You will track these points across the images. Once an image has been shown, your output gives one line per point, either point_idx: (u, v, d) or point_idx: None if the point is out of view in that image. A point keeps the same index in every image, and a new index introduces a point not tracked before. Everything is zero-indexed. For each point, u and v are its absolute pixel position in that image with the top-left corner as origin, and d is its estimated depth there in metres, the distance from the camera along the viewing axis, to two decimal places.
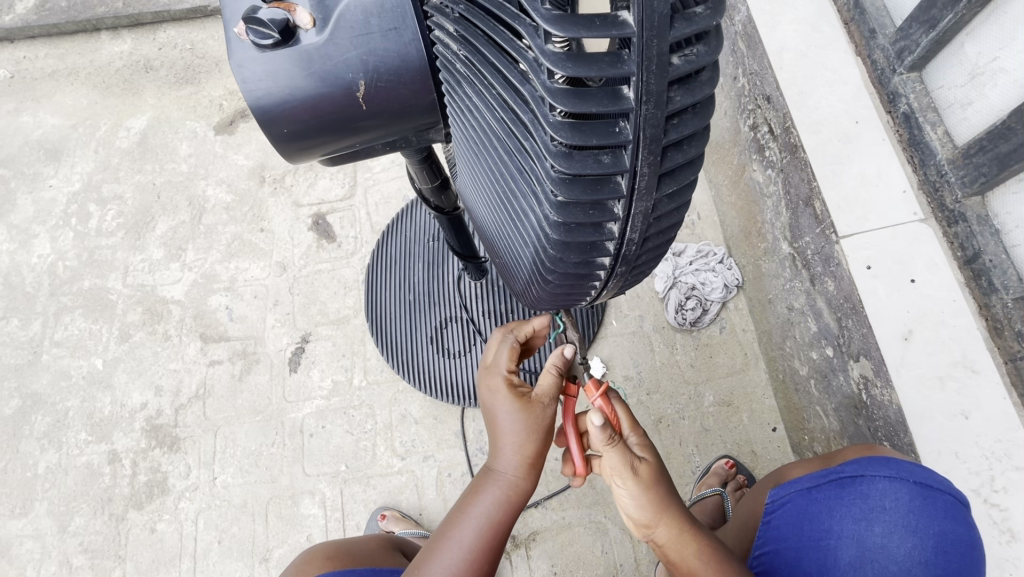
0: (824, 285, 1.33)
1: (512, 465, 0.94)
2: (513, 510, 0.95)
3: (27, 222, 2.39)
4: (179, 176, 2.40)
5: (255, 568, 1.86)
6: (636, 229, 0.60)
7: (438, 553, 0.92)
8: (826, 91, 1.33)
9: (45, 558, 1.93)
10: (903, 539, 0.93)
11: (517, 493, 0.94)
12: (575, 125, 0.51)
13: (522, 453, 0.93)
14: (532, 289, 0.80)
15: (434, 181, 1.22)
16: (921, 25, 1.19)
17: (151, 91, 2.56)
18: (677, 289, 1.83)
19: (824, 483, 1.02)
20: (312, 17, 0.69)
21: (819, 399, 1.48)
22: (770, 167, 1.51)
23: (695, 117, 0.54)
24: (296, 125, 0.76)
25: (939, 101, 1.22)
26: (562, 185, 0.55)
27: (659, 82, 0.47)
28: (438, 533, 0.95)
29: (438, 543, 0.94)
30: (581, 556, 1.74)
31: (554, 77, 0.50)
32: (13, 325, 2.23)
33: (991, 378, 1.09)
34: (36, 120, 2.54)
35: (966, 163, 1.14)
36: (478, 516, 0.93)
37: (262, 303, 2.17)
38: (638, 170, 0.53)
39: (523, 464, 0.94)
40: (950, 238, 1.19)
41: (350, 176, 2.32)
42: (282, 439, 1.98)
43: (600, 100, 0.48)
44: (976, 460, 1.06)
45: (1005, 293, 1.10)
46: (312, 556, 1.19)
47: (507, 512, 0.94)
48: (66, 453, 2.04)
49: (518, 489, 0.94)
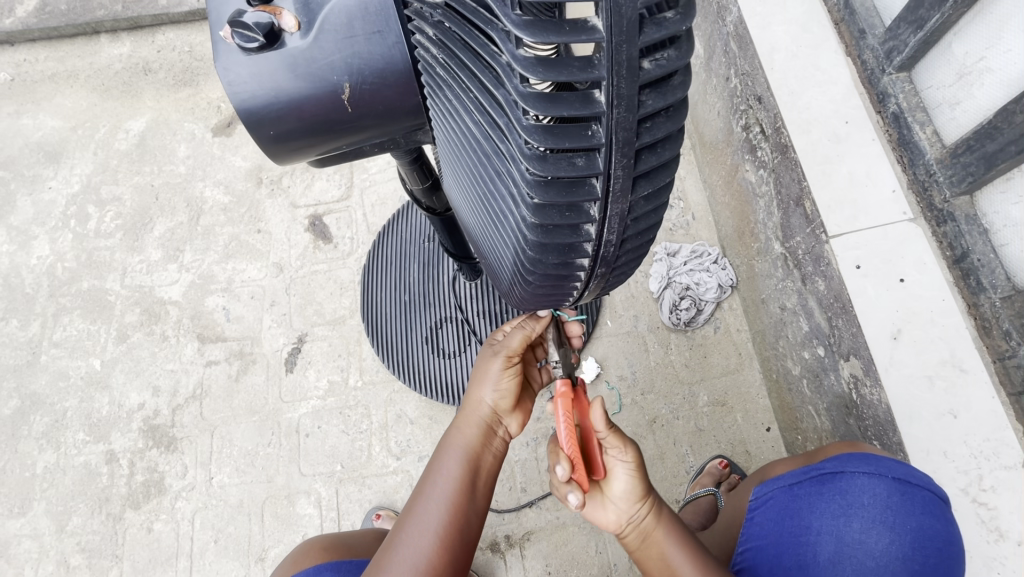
0: (815, 284, 1.34)
1: (469, 416, 1.05)
2: (476, 463, 1.01)
3: (27, 223, 2.41)
4: (177, 178, 2.41)
5: (251, 568, 1.87)
6: (613, 231, 0.60)
7: (414, 513, 0.95)
8: (816, 91, 1.33)
9: (44, 558, 1.94)
10: (881, 535, 0.92)
11: (476, 442, 1.03)
12: (548, 129, 0.52)
13: (478, 400, 1.06)
14: (516, 291, 0.81)
15: (426, 181, 1.23)
16: (909, 25, 1.19)
17: (150, 93, 2.57)
18: (671, 289, 1.83)
19: (805, 480, 1.03)
20: (297, 21, 0.70)
21: (812, 399, 1.48)
22: (762, 167, 1.51)
23: (668, 120, 0.54)
24: (283, 128, 0.76)
25: (927, 101, 1.22)
26: (538, 188, 0.55)
27: (630, 87, 0.48)
28: (411, 499, 0.99)
29: (411, 507, 0.97)
30: (575, 556, 1.74)
31: (528, 81, 0.50)
32: (12, 325, 2.25)
33: (979, 378, 1.09)
34: (36, 122, 2.56)
35: (953, 163, 1.14)
36: (447, 468, 0.99)
37: (259, 303, 2.18)
38: (612, 173, 0.54)
39: (478, 415, 1.05)
40: (939, 237, 1.19)
41: (346, 177, 2.33)
42: (279, 439, 1.99)
43: (572, 104, 0.49)
44: (964, 459, 1.06)
45: (994, 292, 1.11)
46: (308, 547, 1.19)
47: (470, 464, 1.00)
48: (65, 453, 2.06)
49: (474, 439, 1.03)
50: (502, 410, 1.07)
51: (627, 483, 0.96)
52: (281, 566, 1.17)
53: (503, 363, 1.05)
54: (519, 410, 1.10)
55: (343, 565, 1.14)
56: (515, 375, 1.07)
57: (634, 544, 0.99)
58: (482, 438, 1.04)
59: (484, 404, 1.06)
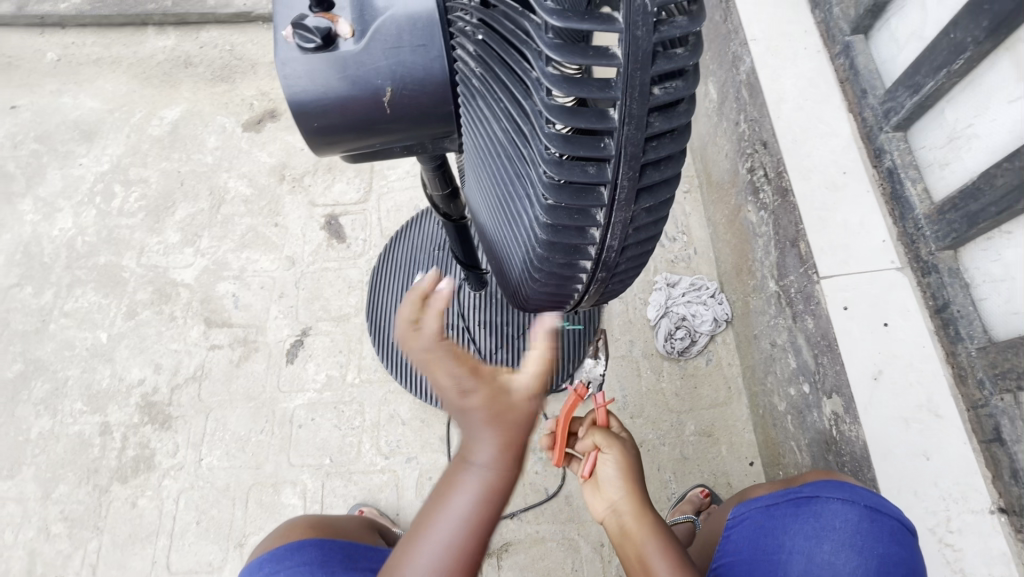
0: (805, 322, 1.40)
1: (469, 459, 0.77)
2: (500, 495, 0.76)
3: (53, 195, 2.50)
4: (203, 167, 2.51)
5: (229, 553, 1.88)
6: (615, 237, 0.66)
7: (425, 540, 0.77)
8: (819, 141, 1.43)
9: (25, 522, 1.96)
10: (849, 557, 0.97)
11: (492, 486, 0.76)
12: (566, 138, 0.58)
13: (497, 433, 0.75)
14: (522, 289, 0.87)
15: (445, 188, 1.30)
16: (906, 89, 1.28)
17: (188, 85, 2.70)
18: (668, 318, 1.90)
19: (782, 502, 1.07)
20: (352, 28, 0.78)
21: (795, 435, 1.52)
22: (763, 209, 1.59)
23: (672, 141, 0.61)
24: (326, 121, 0.84)
25: (920, 160, 1.30)
26: (552, 189, 0.62)
27: (640, 108, 0.54)
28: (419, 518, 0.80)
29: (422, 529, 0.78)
30: (551, 572, 1.76)
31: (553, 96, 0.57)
32: (26, 292, 2.32)
33: (953, 424, 1.15)
34: (75, 102, 2.68)
35: (940, 218, 1.21)
36: (460, 502, 0.76)
37: (268, 293, 2.24)
38: (619, 183, 0.60)
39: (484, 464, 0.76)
40: (924, 287, 1.26)
41: (366, 181, 2.42)
42: (271, 427, 2.03)
43: (589, 117, 0.56)
44: (933, 500, 1.11)
45: (970, 342, 1.16)
46: (293, 524, 1.23)
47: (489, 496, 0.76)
48: (60, 420, 2.09)
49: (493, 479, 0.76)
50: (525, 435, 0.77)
51: (614, 470, 1.07)
52: (270, 535, 1.21)
53: (497, 408, 0.74)
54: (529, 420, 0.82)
55: (324, 542, 1.17)
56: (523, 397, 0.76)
57: (614, 534, 1.07)
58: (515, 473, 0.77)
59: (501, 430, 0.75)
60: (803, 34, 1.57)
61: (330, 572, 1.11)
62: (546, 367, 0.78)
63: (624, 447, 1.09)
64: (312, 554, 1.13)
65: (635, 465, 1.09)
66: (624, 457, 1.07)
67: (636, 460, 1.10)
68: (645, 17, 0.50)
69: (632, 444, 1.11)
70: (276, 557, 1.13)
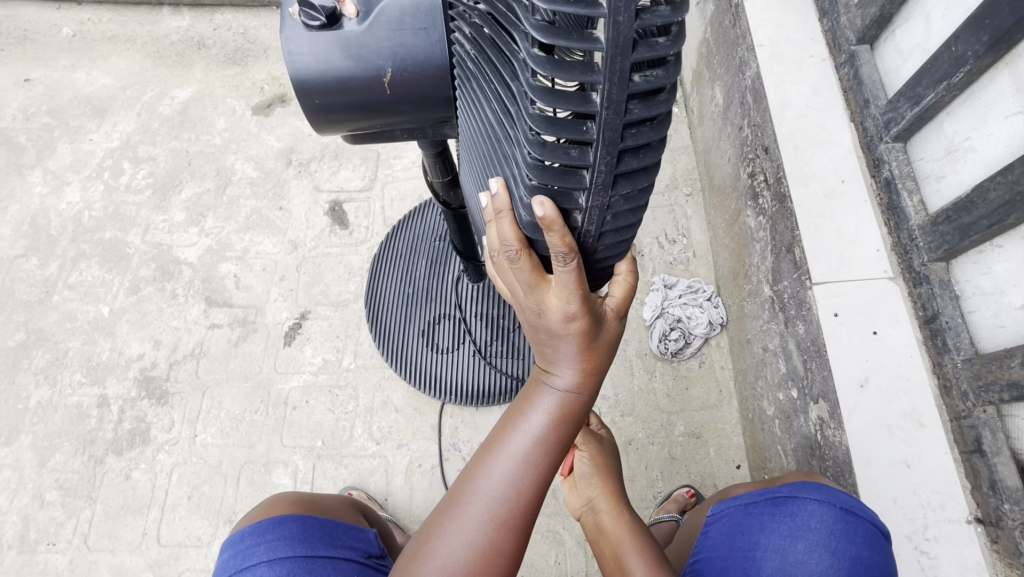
0: (796, 327, 1.41)
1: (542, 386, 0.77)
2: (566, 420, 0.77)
3: (63, 169, 2.53)
4: (212, 148, 2.53)
5: (218, 529, 1.91)
6: (594, 222, 0.66)
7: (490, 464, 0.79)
8: (819, 149, 1.44)
9: (20, 489, 1.99)
10: (821, 558, 0.97)
11: (538, 450, 0.77)
12: (549, 119, 0.58)
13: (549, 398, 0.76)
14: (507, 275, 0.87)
15: (446, 176, 1.32)
16: (907, 100, 1.28)
17: (200, 66, 2.72)
18: (663, 319, 1.91)
19: (760, 501, 1.10)
20: (357, 9, 0.79)
21: (781, 439, 1.54)
22: (762, 214, 1.60)
23: (651, 130, 0.61)
24: (328, 98, 0.86)
25: (918, 171, 1.30)
26: (535, 170, 0.62)
27: (620, 93, 0.55)
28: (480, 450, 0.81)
29: (485, 456, 0.80)
30: (534, 563, 1.78)
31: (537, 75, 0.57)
32: (31, 263, 2.35)
33: (936, 434, 1.17)
34: (89, 78, 2.71)
35: (933, 230, 1.22)
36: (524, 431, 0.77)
37: (269, 276, 2.26)
38: (598, 168, 0.61)
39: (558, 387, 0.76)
40: (914, 298, 1.27)
41: (371, 170, 2.44)
42: (266, 408, 2.05)
43: (570, 100, 0.56)
44: (912, 508, 1.12)
45: (956, 354, 1.17)
46: (277, 500, 1.25)
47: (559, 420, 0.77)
48: (59, 391, 2.13)
49: (541, 441, 0.77)
50: (576, 401, 0.76)
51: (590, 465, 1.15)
52: (254, 509, 1.23)
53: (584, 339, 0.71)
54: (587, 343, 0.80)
55: (308, 519, 1.20)
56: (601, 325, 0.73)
57: (591, 532, 1.12)
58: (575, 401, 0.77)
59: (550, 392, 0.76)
60: (810, 41, 1.58)
61: (310, 548, 1.13)
62: (630, 292, 0.76)
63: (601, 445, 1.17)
64: (293, 530, 1.15)
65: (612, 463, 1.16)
66: (601, 453, 1.16)
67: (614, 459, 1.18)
68: (629, 4, 0.49)
69: (610, 444, 1.19)
70: (257, 531, 1.14)
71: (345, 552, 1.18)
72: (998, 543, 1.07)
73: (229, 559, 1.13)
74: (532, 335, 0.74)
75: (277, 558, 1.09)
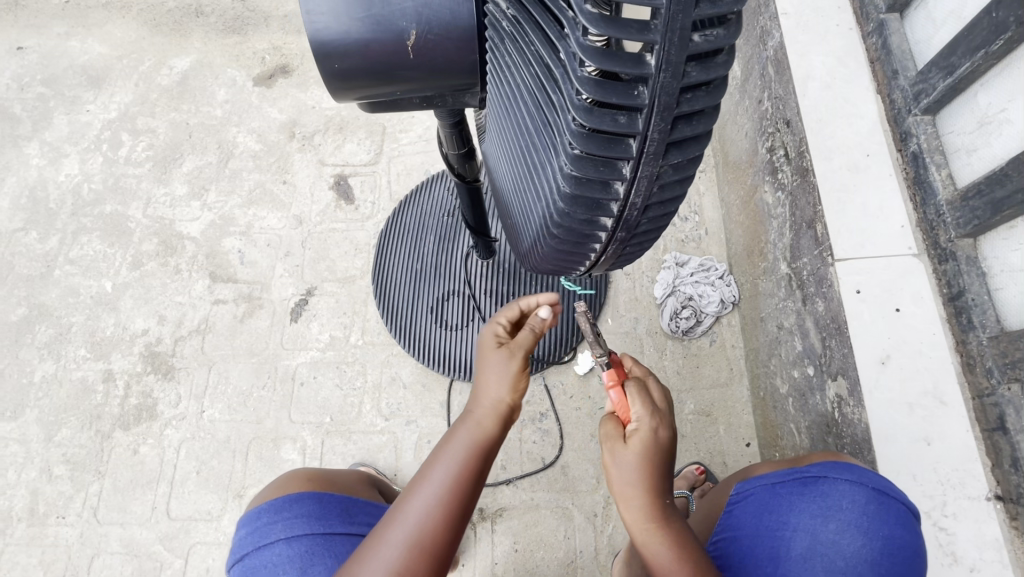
0: (815, 305, 1.39)
1: (482, 413, 0.95)
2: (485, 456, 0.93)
3: (60, 141, 2.47)
4: (213, 120, 2.47)
5: (228, 503, 1.91)
6: (640, 194, 0.62)
7: (421, 489, 0.89)
8: (843, 123, 1.40)
9: (28, 463, 1.99)
10: (854, 537, 1.02)
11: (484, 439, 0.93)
12: (599, 82, 0.54)
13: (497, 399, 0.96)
14: (537, 251, 0.83)
15: (462, 148, 1.28)
16: (940, 70, 1.24)
17: (199, 35, 2.63)
18: (675, 297, 1.89)
19: (788, 481, 1.13)
20: None
21: (795, 417, 1.53)
22: (781, 190, 1.57)
23: (707, 95, 0.56)
24: (350, 62, 0.79)
25: (947, 145, 1.27)
26: (579, 138, 0.57)
27: (678, 54, 0.50)
28: (408, 485, 0.91)
29: (414, 487, 0.89)
30: (544, 538, 1.79)
31: (587, 34, 0.52)
32: (31, 237, 2.30)
33: (957, 411, 1.16)
34: (84, 46, 2.62)
35: (962, 205, 1.19)
36: (444, 473, 0.89)
37: (274, 251, 2.23)
38: (648, 136, 0.56)
39: (492, 414, 0.95)
40: (939, 274, 1.25)
41: (377, 144, 2.38)
42: (273, 383, 2.04)
43: (623, 61, 0.51)
44: (932, 485, 1.12)
45: (982, 331, 1.16)
46: (294, 475, 1.25)
47: (480, 455, 0.92)
48: (64, 365, 2.11)
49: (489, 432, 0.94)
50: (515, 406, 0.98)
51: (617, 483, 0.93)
52: (269, 486, 1.22)
53: (520, 363, 0.99)
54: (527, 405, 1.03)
55: (324, 494, 1.19)
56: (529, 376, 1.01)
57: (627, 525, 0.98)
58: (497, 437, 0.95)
59: (495, 400, 0.96)
60: (836, 10, 1.53)
61: (327, 525, 1.13)
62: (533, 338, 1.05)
63: (628, 458, 0.91)
64: (309, 507, 1.15)
65: (650, 471, 0.91)
66: (629, 469, 0.91)
67: (651, 469, 0.91)
68: None
69: (647, 449, 0.92)
70: (274, 507, 1.15)
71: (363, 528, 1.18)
72: (1017, 520, 1.07)
73: (246, 536, 1.14)
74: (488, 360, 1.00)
75: (294, 536, 1.10)
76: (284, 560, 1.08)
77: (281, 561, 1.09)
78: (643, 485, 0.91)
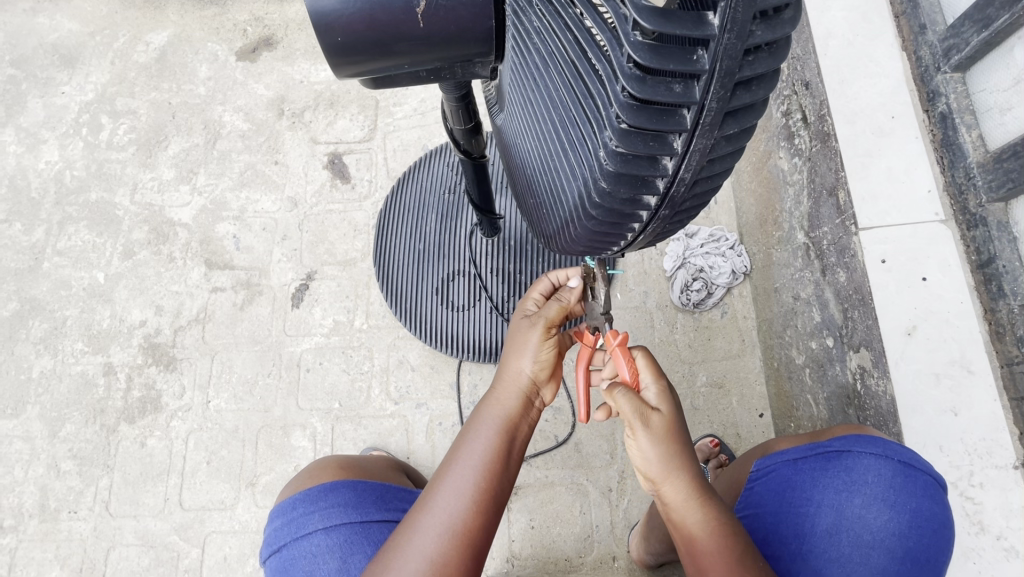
0: (835, 276, 1.37)
1: (505, 387, 0.97)
2: (512, 431, 0.93)
3: (36, 126, 2.34)
4: (196, 99, 2.35)
5: (241, 492, 1.90)
6: (690, 169, 0.57)
7: (448, 477, 0.87)
8: (867, 82, 1.34)
9: (34, 460, 1.96)
10: (880, 511, 1.02)
11: (514, 420, 0.94)
12: (654, 46, 0.47)
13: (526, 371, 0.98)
14: (566, 231, 0.77)
15: (468, 123, 1.20)
16: (973, 24, 1.18)
17: (174, 7, 2.49)
18: (685, 269, 1.84)
19: (811, 456, 1.12)
20: None
21: (811, 388, 1.52)
22: (797, 156, 1.52)
23: (769, 57, 0.50)
24: (353, 35, 0.67)
25: (977, 105, 1.22)
26: (628, 110, 0.51)
27: (746, 10, 0.44)
28: (435, 474, 0.89)
29: (442, 476, 0.88)
30: (559, 514, 1.80)
31: None
32: (15, 229, 2.22)
33: (985, 380, 1.14)
34: (53, 23, 2.47)
35: (995, 168, 1.15)
36: (472, 453, 0.89)
37: (270, 235, 2.15)
38: (706, 105, 0.50)
39: (516, 386, 0.97)
40: (967, 241, 1.22)
41: (370, 118, 2.28)
42: (279, 371, 2.00)
43: (685, 22, 0.45)
44: (959, 455, 1.11)
45: (1013, 299, 1.13)
46: (323, 464, 1.23)
47: (507, 429, 0.92)
48: (62, 360, 2.06)
49: (513, 406, 0.95)
50: (542, 380, 0.99)
51: (645, 454, 0.89)
52: (298, 477, 1.20)
53: (544, 331, 0.99)
54: (555, 378, 1.02)
55: (357, 482, 1.17)
56: (555, 345, 1.00)
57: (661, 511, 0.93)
58: (522, 409, 0.96)
59: (523, 376, 0.97)
60: None
61: (365, 513, 1.10)
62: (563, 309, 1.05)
63: (659, 423, 0.88)
64: (345, 496, 1.13)
65: (674, 440, 0.89)
66: (660, 436, 0.88)
67: (676, 432, 0.90)
68: None
69: (670, 414, 0.91)
70: (310, 498, 1.12)
71: (401, 515, 1.15)
72: None
73: (283, 527, 1.10)
74: (515, 334, 1.03)
75: (334, 525, 1.07)
76: (323, 551, 1.06)
77: (320, 552, 1.06)
78: (676, 451, 0.88)
